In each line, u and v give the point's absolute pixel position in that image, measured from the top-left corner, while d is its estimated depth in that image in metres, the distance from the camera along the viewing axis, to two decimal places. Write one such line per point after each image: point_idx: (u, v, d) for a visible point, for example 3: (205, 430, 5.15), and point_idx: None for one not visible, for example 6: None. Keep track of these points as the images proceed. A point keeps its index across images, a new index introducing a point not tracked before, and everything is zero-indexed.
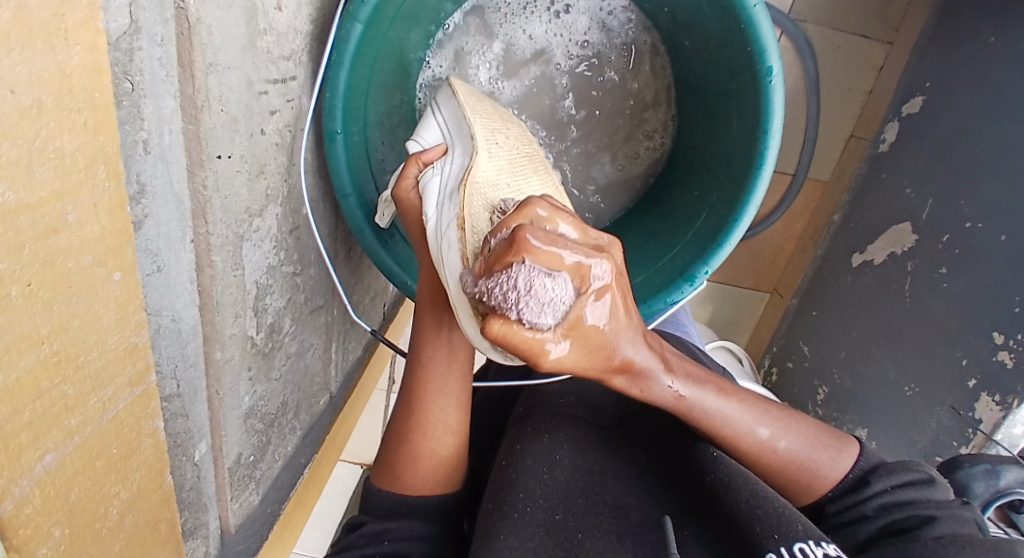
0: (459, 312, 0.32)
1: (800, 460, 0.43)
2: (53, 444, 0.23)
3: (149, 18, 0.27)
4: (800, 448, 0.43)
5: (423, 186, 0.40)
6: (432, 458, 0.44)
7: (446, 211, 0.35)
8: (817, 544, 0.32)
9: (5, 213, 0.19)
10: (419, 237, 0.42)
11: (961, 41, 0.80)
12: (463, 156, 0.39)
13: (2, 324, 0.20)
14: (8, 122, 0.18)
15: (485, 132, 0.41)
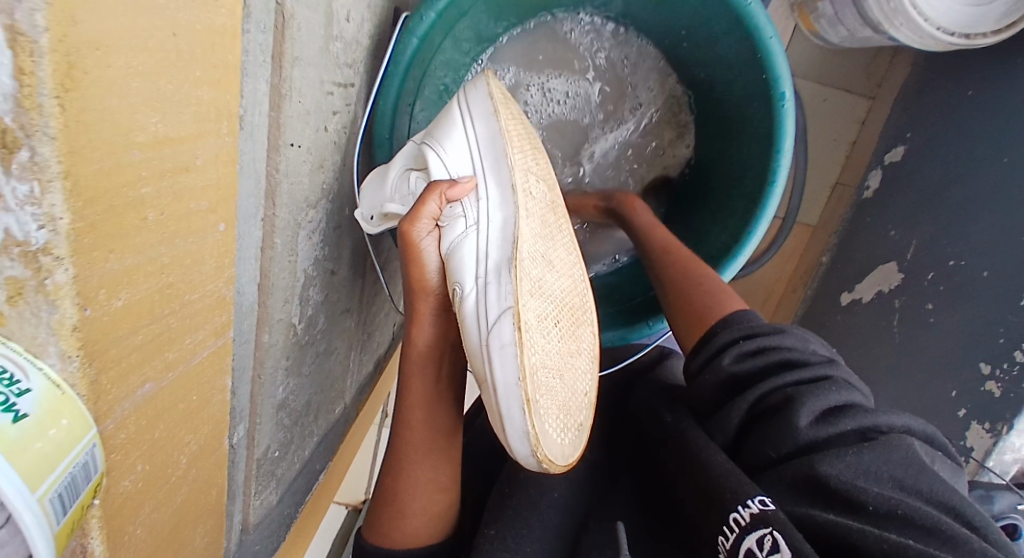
0: (507, 423, 0.33)
1: (708, 290, 0.51)
2: (151, 375, 0.25)
3: (259, 8, 0.30)
4: (708, 284, 0.52)
5: (450, 244, 0.37)
6: (425, 512, 0.42)
7: (493, 293, 0.34)
8: (748, 504, 0.33)
9: (155, 141, 0.21)
10: (417, 287, 0.39)
11: (936, 99, 0.88)
12: (503, 212, 0.36)
13: (137, 243, 0.22)
14: (169, 60, 0.21)
15: (523, 180, 0.38)
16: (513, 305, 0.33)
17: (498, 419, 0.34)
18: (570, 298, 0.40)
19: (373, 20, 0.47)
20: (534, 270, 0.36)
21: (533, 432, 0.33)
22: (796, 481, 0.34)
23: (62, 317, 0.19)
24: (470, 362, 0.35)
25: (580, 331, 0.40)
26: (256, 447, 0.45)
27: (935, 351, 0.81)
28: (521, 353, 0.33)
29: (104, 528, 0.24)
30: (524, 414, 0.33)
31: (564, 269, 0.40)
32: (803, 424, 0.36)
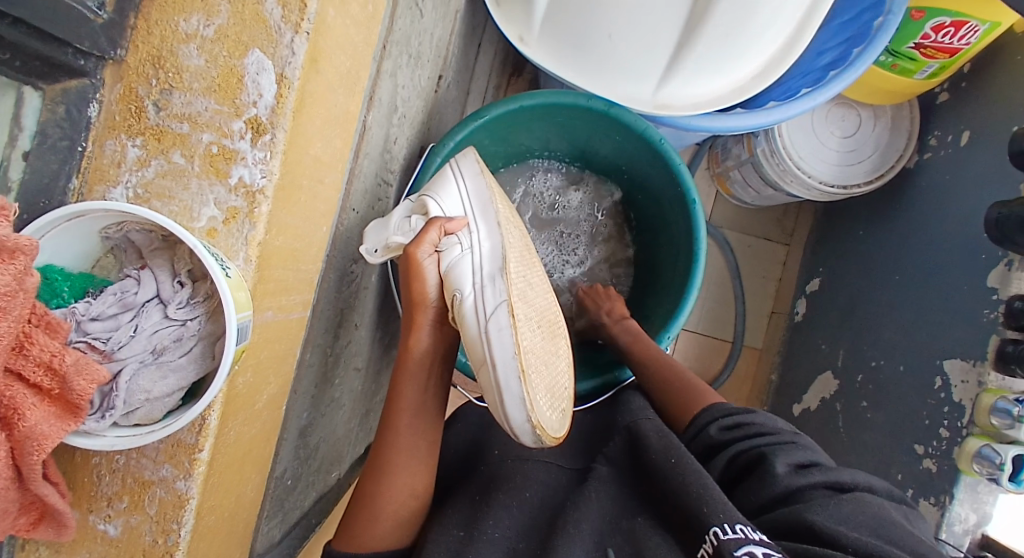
0: (507, 396, 0.43)
1: (698, 394, 0.62)
2: (274, 307, 0.36)
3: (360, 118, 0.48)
4: (697, 386, 0.63)
5: (449, 261, 0.46)
6: (395, 514, 0.48)
7: (490, 294, 0.44)
8: (753, 527, 0.39)
9: (315, 157, 0.37)
10: (416, 299, 0.48)
11: (833, 241, 1.12)
12: (491, 241, 0.46)
13: (294, 210, 0.36)
14: (331, 117, 0.38)
15: (504, 220, 0.49)
16: (507, 300, 0.43)
17: (496, 396, 0.44)
18: (544, 314, 0.51)
19: (406, 149, 0.66)
20: (518, 282, 0.46)
21: (529, 397, 0.43)
22: (779, 519, 0.44)
23: (254, 234, 0.32)
24: (470, 350, 0.44)
25: (552, 342, 0.51)
26: (280, 463, 0.52)
27: (876, 442, 0.90)
28: (516, 336, 0.42)
29: (222, 407, 0.33)
30: (520, 383, 0.42)
31: (539, 294, 0.52)
32: (783, 475, 0.47)
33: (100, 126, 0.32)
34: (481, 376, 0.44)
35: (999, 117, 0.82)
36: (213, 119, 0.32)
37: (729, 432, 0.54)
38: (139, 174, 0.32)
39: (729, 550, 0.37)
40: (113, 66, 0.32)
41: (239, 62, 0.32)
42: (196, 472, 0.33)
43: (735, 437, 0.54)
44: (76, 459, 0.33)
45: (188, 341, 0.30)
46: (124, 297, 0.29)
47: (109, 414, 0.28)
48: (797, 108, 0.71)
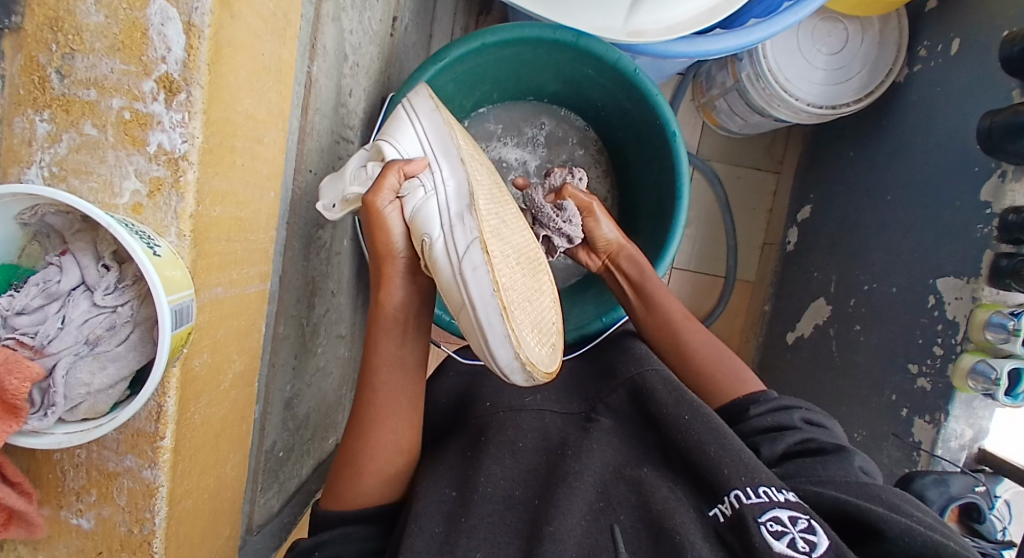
0: (489, 336, 0.41)
1: (711, 356, 0.59)
2: (221, 282, 0.34)
3: (299, 70, 0.44)
4: (711, 348, 0.59)
5: (414, 205, 0.43)
6: (382, 472, 0.48)
7: (459, 233, 0.41)
8: (779, 490, 0.39)
9: (246, 117, 0.34)
10: (384, 251, 0.46)
11: (823, 164, 1.08)
12: (457, 178, 0.44)
13: (230, 176, 0.33)
14: (260, 70, 0.34)
15: (468, 156, 0.46)
16: (479, 237, 0.41)
17: (482, 341, 0.42)
18: (524, 251, 0.49)
19: (365, 101, 0.63)
20: (490, 217, 0.44)
21: (514, 334, 0.40)
22: (843, 491, 0.42)
23: (184, 207, 0.29)
24: (448, 295, 0.42)
25: (536, 279, 0.49)
26: (267, 436, 0.51)
27: (870, 365, 0.91)
28: (493, 272, 0.40)
29: (179, 392, 0.31)
30: (503, 320, 0.40)
31: (516, 231, 0.50)
32: (850, 462, 0.46)
33: (4, 102, 0.29)
34: (464, 322, 0.43)
35: (992, 18, 0.78)
36: (123, 82, 0.29)
37: (776, 412, 0.51)
38: (53, 152, 0.29)
39: (752, 515, 0.37)
40: (8, 34, 0.29)
41: (142, 14, 0.28)
42: (161, 459, 0.32)
43: (784, 419, 0.50)
44: (37, 457, 0.32)
45: (123, 328, 0.28)
46: (47, 287, 0.27)
47: (51, 411, 0.27)
48: (780, 25, 0.67)
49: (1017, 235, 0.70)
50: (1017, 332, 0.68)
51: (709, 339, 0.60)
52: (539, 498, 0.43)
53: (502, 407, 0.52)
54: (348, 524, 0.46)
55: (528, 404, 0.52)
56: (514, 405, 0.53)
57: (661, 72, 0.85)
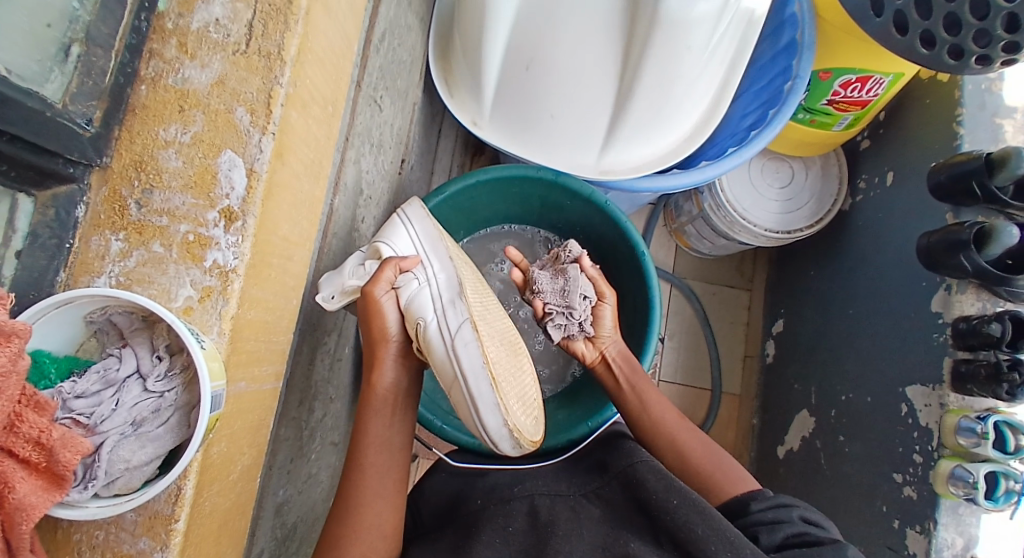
0: (480, 404, 0.48)
1: (706, 451, 0.62)
2: (245, 378, 0.38)
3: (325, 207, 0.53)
4: (705, 445, 0.63)
5: (407, 293, 0.50)
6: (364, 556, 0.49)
7: (451, 315, 0.48)
8: None
9: (282, 239, 0.41)
10: (376, 335, 0.52)
11: (789, 281, 1.17)
12: (446, 273, 0.51)
13: (264, 286, 0.39)
14: (297, 204, 0.42)
15: (455, 254, 0.54)
16: (470, 318, 0.48)
17: (471, 409, 0.49)
18: (507, 334, 0.56)
19: (373, 227, 0.71)
20: (476, 304, 0.51)
21: (501, 400, 0.48)
22: None
23: (227, 309, 0.35)
24: (440, 370, 0.49)
25: (518, 358, 0.56)
26: (258, 543, 0.52)
27: (859, 475, 0.91)
28: (482, 348, 0.47)
29: (198, 476, 0.35)
30: (493, 389, 0.47)
31: (499, 316, 0.57)
32: (851, 552, 0.45)
33: (86, 223, 0.36)
34: (454, 393, 0.49)
35: (915, 157, 0.91)
36: (190, 211, 0.36)
37: (777, 508, 0.51)
38: (122, 264, 0.36)
39: None
40: (98, 171, 0.36)
41: (213, 161, 0.37)
42: (173, 542, 0.34)
43: (782, 515, 0.50)
44: (57, 539, 0.34)
45: (166, 412, 0.32)
46: (107, 374, 0.32)
47: (90, 484, 0.30)
48: (727, 165, 0.79)
49: (971, 341, 0.76)
50: (985, 435, 0.71)
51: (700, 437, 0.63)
52: None
53: (493, 501, 0.55)
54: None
55: (516, 492, 0.55)
56: (504, 496, 0.55)
57: (634, 202, 0.97)
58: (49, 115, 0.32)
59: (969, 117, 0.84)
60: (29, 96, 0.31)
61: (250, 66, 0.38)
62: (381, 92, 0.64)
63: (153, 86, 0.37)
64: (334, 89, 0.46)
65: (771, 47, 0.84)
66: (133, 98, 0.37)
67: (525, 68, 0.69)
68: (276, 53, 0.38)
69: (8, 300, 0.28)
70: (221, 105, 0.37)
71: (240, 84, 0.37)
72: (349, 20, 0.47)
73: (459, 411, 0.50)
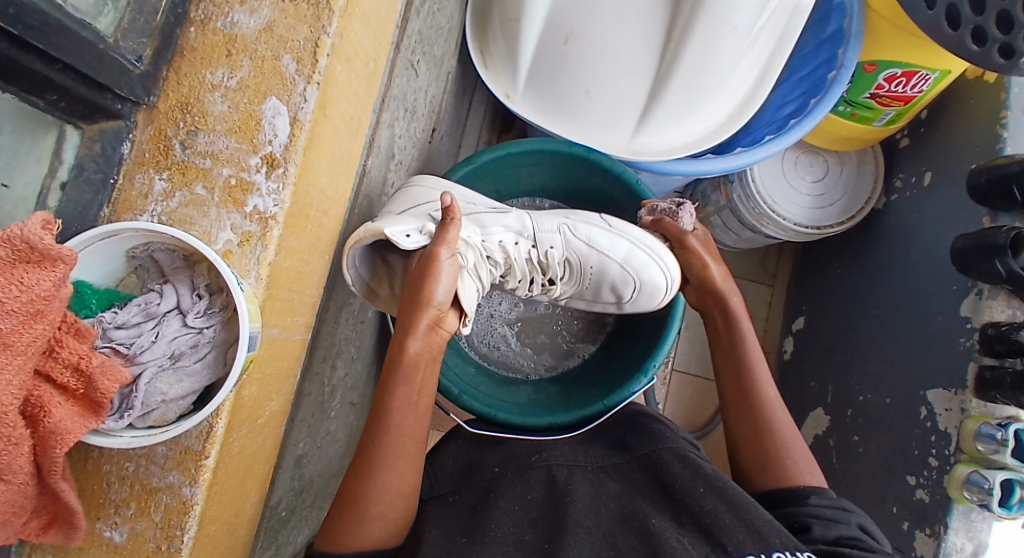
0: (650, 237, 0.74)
1: (786, 430, 0.60)
2: (277, 326, 0.39)
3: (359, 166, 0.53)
4: (785, 424, 0.61)
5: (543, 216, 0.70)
6: (383, 516, 0.49)
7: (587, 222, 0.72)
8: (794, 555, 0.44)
9: (319, 192, 0.41)
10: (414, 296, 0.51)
11: (813, 278, 1.15)
12: None
13: (300, 237, 0.40)
14: (335, 158, 0.43)
15: None
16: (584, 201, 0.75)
17: (641, 261, 0.70)
18: None
19: None
20: None
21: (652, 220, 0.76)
22: None
23: (265, 255, 0.36)
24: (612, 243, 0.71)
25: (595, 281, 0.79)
26: (275, 493, 0.53)
27: (872, 476, 0.91)
28: None
29: (228, 416, 0.35)
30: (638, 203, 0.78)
31: None
32: None
33: (130, 161, 0.37)
34: (624, 277, 0.71)
35: (955, 158, 0.89)
36: (233, 155, 0.36)
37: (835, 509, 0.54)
38: (164, 204, 0.36)
39: None
40: (144, 110, 0.37)
41: (258, 107, 0.37)
42: (202, 477, 0.35)
43: (840, 516, 0.53)
44: (88, 467, 0.35)
45: (203, 348, 0.33)
46: (148, 308, 0.32)
47: (126, 414, 0.31)
48: (762, 153, 0.78)
49: (998, 347, 0.75)
50: (1005, 442, 0.70)
51: (787, 427, 0.60)
52: (549, 541, 0.46)
53: (511, 468, 0.55)
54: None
55: (534, 461, 0.56)
56: (522, 465, 0.56)
57: (661, 188, 0.95)
58: (102, 48, 0.32)
59: (1014, 120, 0.82)
60: (84, 27, 0.31)
61: (299, 14, 0.37)
62: (418, 57, 0.63)
63: (202, 28, 0.37)
64: (377, 46, 0.46)
65: (815, 37, 0.82)
66: (182, 40, 0.37)
67: (564, 40, 0.67)
68: (325, 2, 0.38)
69: (55, 225, 0.27)
70: (269, 52, 0.37)
71: (288, 32, 0.37)
72: None
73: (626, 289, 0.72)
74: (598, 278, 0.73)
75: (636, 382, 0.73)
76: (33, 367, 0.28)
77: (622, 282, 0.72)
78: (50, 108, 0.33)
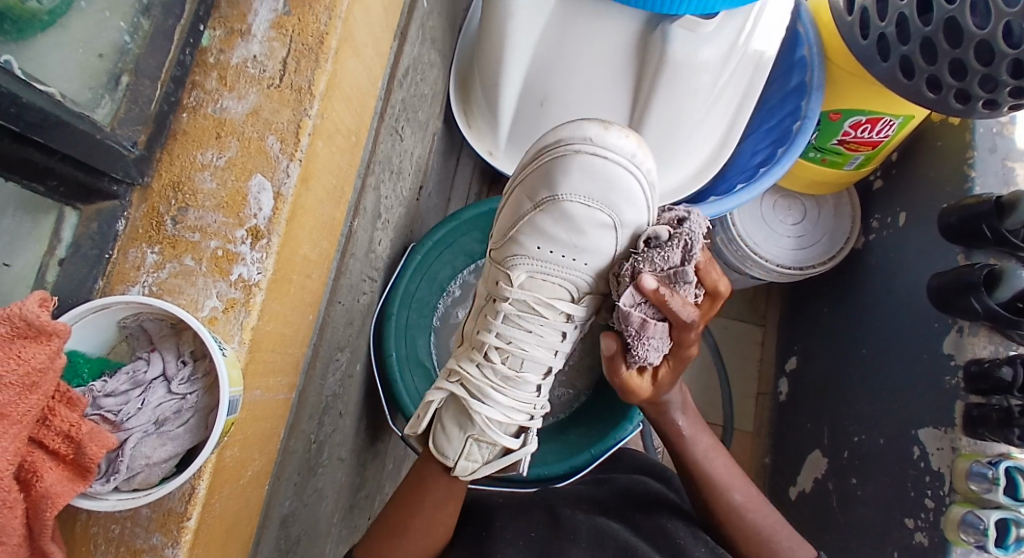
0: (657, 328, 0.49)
1: (758, 535, 0.57)
2: (259, 387, 0.41)
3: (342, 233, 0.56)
4: (761, 524, 0.58)
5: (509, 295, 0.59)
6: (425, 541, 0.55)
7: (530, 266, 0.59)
8: None
9: (302, 262, 0.44)
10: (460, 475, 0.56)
11: (802, 318, 1.16)
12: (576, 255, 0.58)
13: (284, 305, 0.42)
14: (317, 229, 0.46)
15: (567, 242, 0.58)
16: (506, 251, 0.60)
17: (565, 166, 0.56)
18: (590, 224, 0.57)
19: (389, 250, 0.74)
20: (526, 248, 0.59)
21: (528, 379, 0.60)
22: None
23: (248, 320, 0.38)
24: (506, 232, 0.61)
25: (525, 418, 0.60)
26: (261, 553, 0.53)
27: (872, 519, 0.90)
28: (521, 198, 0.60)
29: (210, 477, 0.37)
30: (525, 226, 0.59)
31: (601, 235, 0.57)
32: None
33: (125, 237, 0.39)
34: (603, 194, 0.56)
35: (926, 198, 0.92)
36: (220, 229, 0.39)
37: None
38: (155, 275, 0.38)
39: None
40: (139, 189, 0.40)
41: (244, 184, 0.40)
42: (183, 539, 0.36)
43: None
44: (75, 531, 0.36)
45: (186, 413, 0.35)
46: (135, 375, 0.35)
47: (112, 478, 0.33)
48: (734, 201, 0.81)
49: (983, 384, 0.76)
50: (996, 481, 0.70)
51: None
52: None
53: (511, 504, 0.59)
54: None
55: (533, 500, 0.60)
56: (522, 501, 0.60)
57: None
58: (99, 137, 0.35)
59: (980, 160, 0.85)
60: (83, 119, 0.34)
61: (283, 99, 0.41)
62: (402, 123, 0.67)
63: (194, 114, 0.41)
64: (358, 121, 0.50)
65: (781, 89, 0.86)
66: (175, 125, 0.41)
67: (540, 102, 0.74)
68: (307, 87, 0.41)
69: (52, 301, 0.30)
70: (255, 134, 0.41)
71: (273, 115, 0.41)
72: (374, 59, 0.51)
73: (626, 204, 0.56)
74: (594, 255, 0.58)
75: (623, 428, 0.71)
76: (27, 435, 0.29)
77: (609, 212, 0.57)
78: (48, 194, 0.35)
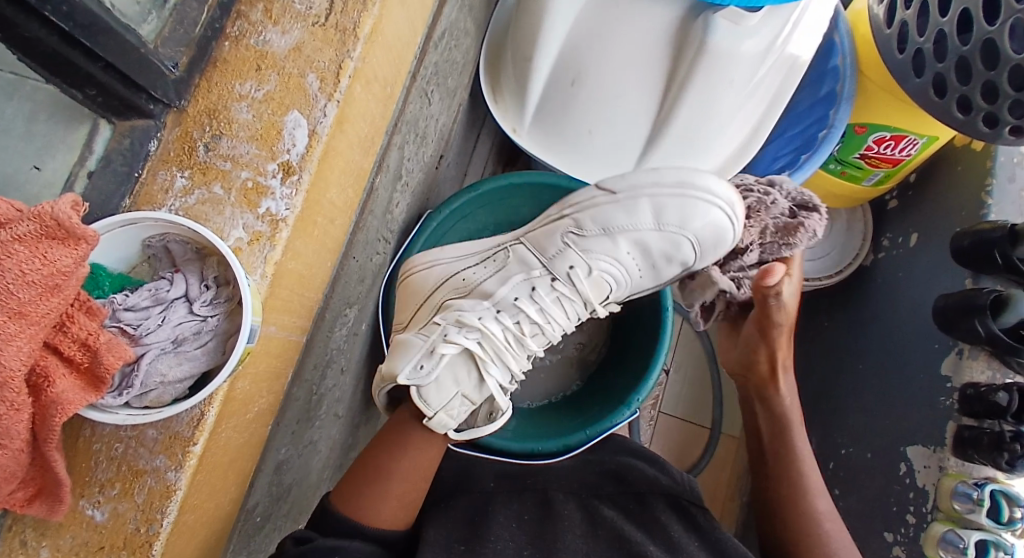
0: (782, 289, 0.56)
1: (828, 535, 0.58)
2: (274, 324, 0.41)
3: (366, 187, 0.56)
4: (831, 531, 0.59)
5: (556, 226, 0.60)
6: (401, 497, 0.53)
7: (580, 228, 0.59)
8: None
9: (328, 207, 0.44)
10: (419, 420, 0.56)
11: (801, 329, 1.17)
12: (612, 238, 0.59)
13: (307, 247, 0.42)
14: (345, 177, 0.46)
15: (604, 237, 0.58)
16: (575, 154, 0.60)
17: (701, 213, 0.55)
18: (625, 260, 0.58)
19: (405, 213, 0.74)
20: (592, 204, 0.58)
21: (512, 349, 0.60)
22: None
23: (272, 255, 0.38)
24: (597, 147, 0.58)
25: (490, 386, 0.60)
26: (253, 495, 0.53)
27: (851, 530, 0.92)
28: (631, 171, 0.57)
29: (220, 405, 0.37)
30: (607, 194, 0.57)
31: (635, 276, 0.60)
32: None
33: (155, 158, 0.38)
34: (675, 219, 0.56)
35: (939, 221, 0.92)
36: (253, 161, 0.39)
37: None
38: (183, 200, 0.38)
39: None
40: (174, 113, 0.39)
41: (281, 119, 0.40)
42: (188, 463, 0.36)
43: None
44: (78, 445, 0.36)
45: (205, 335, 0.35)
46: (157, 293, 0.35)
47: (125, 392, 0.33)
48: None
49: (977, 408, 0.76)
50: (979, 503, 0.71)
51: None
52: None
53: (506, 486, 0.60)
54: (341, 540, 0.49)
55: (529, 483, 0.60)
56: (518, 484, 0.60)
57: None
58: (142, 52, 0.35)
59: (998, 188, 0.85)
60: (128, 32, 0.34)
61: (327, 38, 0.41)
62: (432, 87, 0.67)
63: (236, 43, 0.40)
64: (395, 72, 0.50)
65: (811, 96, 0.86)
66: (216, 52, 0.40)
67: (570, 82, 0.72)
68: (352, 29, 0.41)
69: (84, 208, 0.29)
70: (295, 70, 0.40)
71: (315, 53, 0.41)
72: (416, 13, 0.51)
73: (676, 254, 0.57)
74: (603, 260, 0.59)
75: (620, 414, 0.71)
76: (43, 338, 0.29)
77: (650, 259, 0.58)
78: (87, 101, 0.35)
